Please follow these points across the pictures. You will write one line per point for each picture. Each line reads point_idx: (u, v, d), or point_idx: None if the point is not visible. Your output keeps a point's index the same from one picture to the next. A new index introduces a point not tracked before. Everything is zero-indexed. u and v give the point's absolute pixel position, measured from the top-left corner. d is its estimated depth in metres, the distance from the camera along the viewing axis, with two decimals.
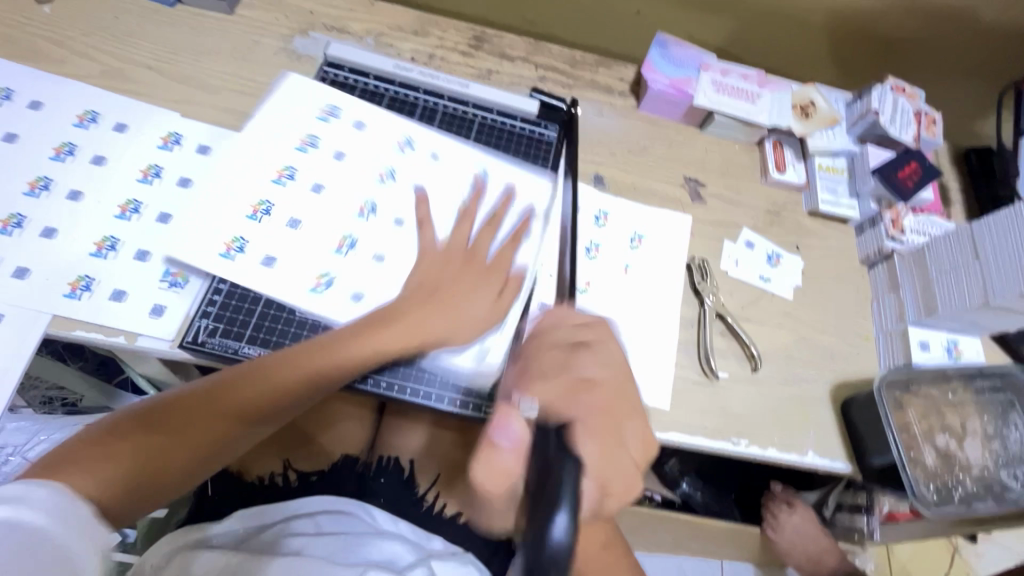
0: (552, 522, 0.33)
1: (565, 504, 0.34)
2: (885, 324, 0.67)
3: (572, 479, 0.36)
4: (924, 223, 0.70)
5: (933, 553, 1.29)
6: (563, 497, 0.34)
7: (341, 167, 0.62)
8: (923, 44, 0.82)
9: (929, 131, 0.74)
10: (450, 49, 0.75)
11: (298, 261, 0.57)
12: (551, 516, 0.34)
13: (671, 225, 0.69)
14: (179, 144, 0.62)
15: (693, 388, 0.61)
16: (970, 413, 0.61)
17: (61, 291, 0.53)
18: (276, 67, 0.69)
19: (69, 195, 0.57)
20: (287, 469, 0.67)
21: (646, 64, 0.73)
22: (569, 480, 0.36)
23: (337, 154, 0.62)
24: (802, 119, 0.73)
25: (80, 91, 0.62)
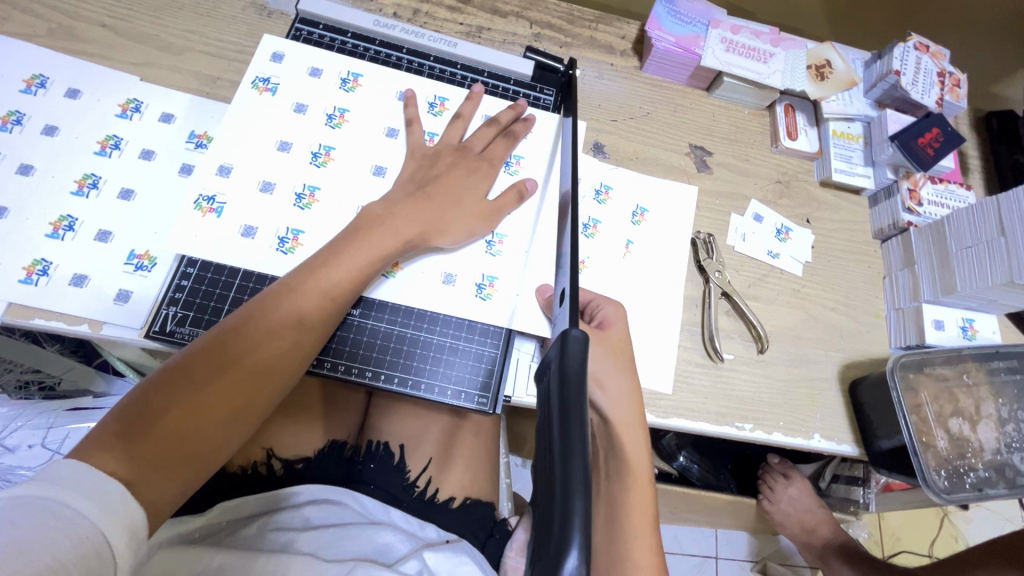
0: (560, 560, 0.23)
1: (576, 542, 0.24)
2: (897, 302, 0.64)
3: (585, 500, 0.25)
4: (942, 193, 0.66)
5: (924, 520, 1.31)
6: (574, 529, 0.24)
7: (310, 120, 0.58)
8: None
9: (952, 94, 0.69)
10: (437, 4, 0.68)
11: (256, 224, 0.53)
12: (560, 554, 0.24)
13: (677, 198, 0.65)
14: (140, 112, 0.56)
15: (697, 372, 0.58)
16: (984, 395, 0.58)
17: (16, 276, 0.48)
18: (245, 25, 0.62)
19: (18, 170, 0.52)
20: (271, 458, 0.63)
21: (651, 20, 0.67)
22: (584, 507, 0.25)
23: (299, 107, 0.58)
24: (816, 81, 0.68)
25: (26, 53, 0.56)
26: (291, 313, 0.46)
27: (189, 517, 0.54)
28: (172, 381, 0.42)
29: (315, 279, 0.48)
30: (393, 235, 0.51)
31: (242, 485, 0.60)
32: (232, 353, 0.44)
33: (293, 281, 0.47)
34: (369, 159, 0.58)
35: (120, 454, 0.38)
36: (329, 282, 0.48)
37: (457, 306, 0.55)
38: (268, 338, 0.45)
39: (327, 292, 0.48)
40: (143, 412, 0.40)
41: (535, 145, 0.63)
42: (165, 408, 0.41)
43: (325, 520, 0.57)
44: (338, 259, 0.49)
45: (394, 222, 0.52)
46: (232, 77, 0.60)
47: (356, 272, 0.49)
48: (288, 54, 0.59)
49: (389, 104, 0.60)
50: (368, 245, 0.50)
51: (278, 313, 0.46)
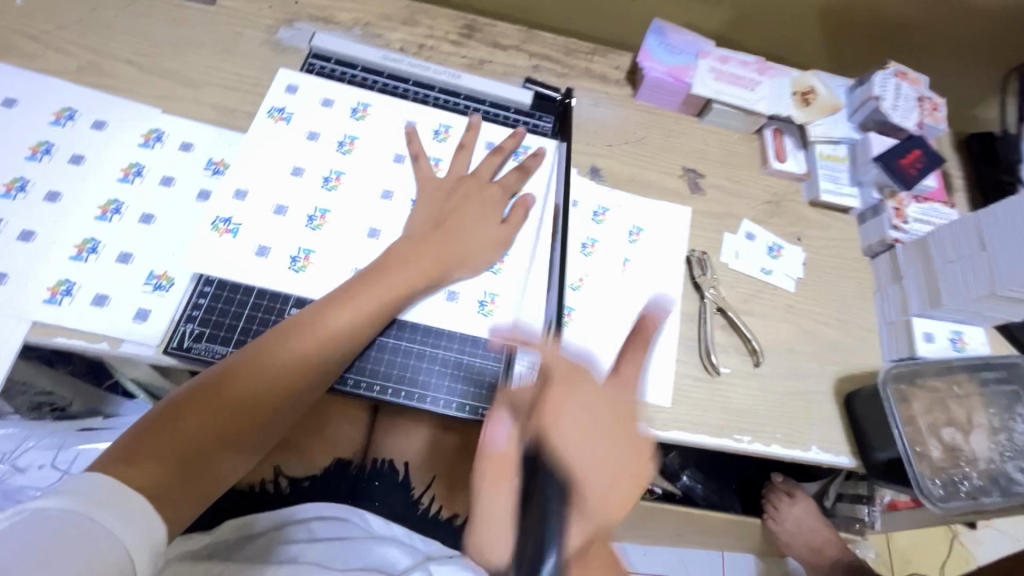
0: None
1: None
2: (888, 316, 0.66)
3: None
4: (928, 211, 0.69)
5: (933, 540, 1.29)
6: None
7: (324, 147, 0.61)
8: (928, 30, 0.80)
9: (932, 117, 0.73)
10: (441, 39, 0.73)
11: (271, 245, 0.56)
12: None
13: (671, 218, 0.67)
14: (161, 141, 0.60)
15: (694, 385, 0.60)
16: (976, 405, 0.59)
17: (40, 296, 0.51)
18: (261, 59, 0.66)
19: (46, 197, 0.55)
20: (279, 476, 0.65)
21: (643, 51, 0.71)
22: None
23: (312, 134, 0.61)
24: (802, 106, 0.72)
25: (55, 88, 0.60)
26: (312, 345, 0.49)
27: (196, 535, 0.55)
28: (190, 405, 0.44)
29: (337, 314, 0.50)
30: (414, 274, 0.54)
31: (251, 502, 0.63)
32: (247, 379, 0.47)
33: (316, 313, 0.50)
34: (376, 182, 0.61)
35: (143, 471, 0.40)
36: (349, 315, 0.50)
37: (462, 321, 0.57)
38: (287, 368, 0.48)
39: (348, 325, 0.50)
40: (166, 433, 0.43)
41: (537, 171, 0.66)
42: (180, 429, 0.43)
43: (330, 533, 0.58)
44: (359, 293, 0.51)
45: (414, 258, 0.55)
46: (248, 108, 0.63)
47: (377, 306, 0.52)
48: (300, 85, 0.63)
49: (396, 131, 0.64)
50: (387, 280, 0.53)
51: (299, 344, 0.48)
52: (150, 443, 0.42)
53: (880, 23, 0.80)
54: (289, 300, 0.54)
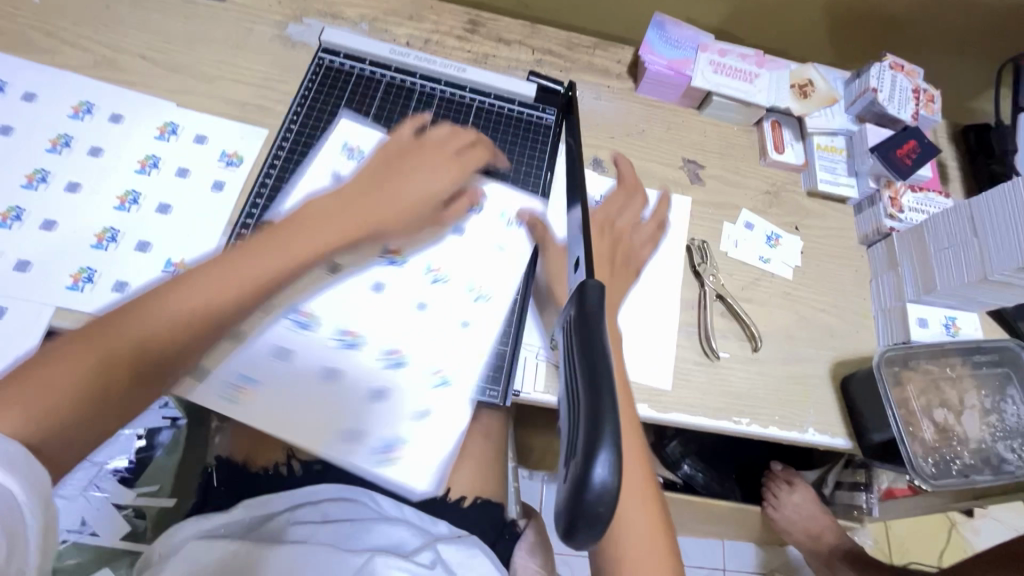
0: (591, 463, 0.25)
1: (605, 442, 0.26)
2: (884, 302, 0.67)
3: (612, 402, 0.27)
4: (923, 200, 0.70)
5: (931, 528, 1.31)
6: (602, 431, 0.26)
7: (333, 139, 0.63)
8: (924, 24, 0.82)
9: (927, 108, 0.74)
10: (446, 34, 0.74)
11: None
12: (587, 460, 0.26)
13: (672, 208, 0.69)
14: (176, 134, 0.61)
15: (695, 369, 0.62)
16: (968, 387, 0.61)
17: (63, 283, 0.53)
18: (271, 54, 0.68)
19: (67, 188, 0.56)
20: (291, 459, 0.66)
21: (644, 45, 0.73)
22: (612, 406, 0.27)
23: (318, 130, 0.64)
24: (800, 98, 0.73)
25: (73, 83, 0.61)
26: (225, 290, 0.45)
27: (212, 516, 0.58)
28: (88, 339, 0.41)
29: (249, 261, 0.46)
30: (336, 227, 0.49)
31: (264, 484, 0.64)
32: (148, 317, 0.43)
33: (235, 256, 0.46)
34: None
35: (24, 410, 0.37)
36: (263, 263, 0.46)
37: (431, 337, 0.58)
38: (194, 310, 0.44)
39: (264, 276, 0.46)
40: (56, 369, 0.40)
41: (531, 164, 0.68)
42: (77, 364, 0.40)
43: (341, 514, 0.60)
44: (273, 241, 0.47)
45: (337, 212, 0.50)
46: (259, 102, 0.65)
47: (297, 257, 0.47)
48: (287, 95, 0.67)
49: (403, 125, 0.66)
50: (307, 230, 0.48)
51: (211, 287, 0.45)
52: (44, 374, 0.39)
53: (877, 17, 0.81)
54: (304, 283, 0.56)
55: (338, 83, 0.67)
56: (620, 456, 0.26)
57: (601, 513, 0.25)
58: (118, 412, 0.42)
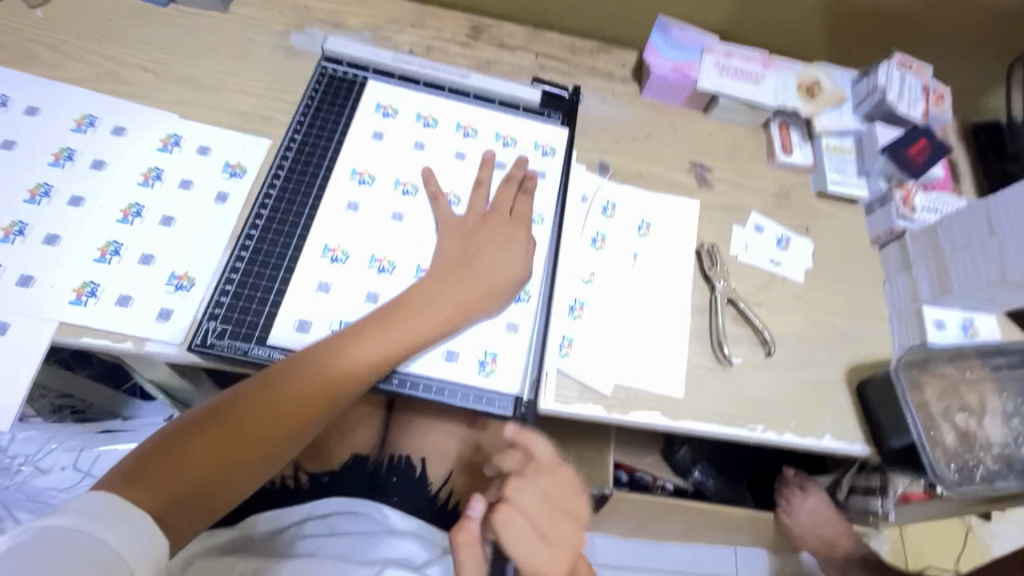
0: None
1: None
2: (899, 304, 0.66)
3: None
4: (936, 200, 0.69)
5: (948, 533, 1.29)
6: None
7: (348, 141, 0.64)
8: (935, 27, 0.80)
9: (937, 106, 0.73)
10: (448, 41, 0.74)
11: (297, 242, 0.58)
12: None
13: (679, 212, 0.68)
14: (179, 146, 0.61)
15: (707, 375, 0.60)
16: (989, 390, 0.60)
17: (66, 298, 0.52)
18: (274, 64, 0.68)
19: (69, 202, 0.56)
20: (299, 473, 0.66)
21: (648, 48, 0.72)
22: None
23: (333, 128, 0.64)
24: (808, 98, 0.72)
25: (75, 96, 0.61)
26: (327, 379, 0.50)
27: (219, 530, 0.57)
28: (202, 424, 0.46)
29: (357, 345, 0.51)
30: (437, 315, 0.54)
31: (270, 497, 0.63)
32: (265, 403, 0.48)
33: (337, 345, 0.51)
34: (393, 174, 0.63)
35: (154, 491, 0.41)
36: (364, 350, 0.51)
37: (475, 344, 0.57)
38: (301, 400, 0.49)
39: (368, 362, 0.51)
40: (184, 453, 0.44)
41: (548, 155, 0.68)
42: (192, 447, 0.44)
43: (353, 527, 0.59)
44: (379, 331, 0.52)
45: (437, 300, 0.55)
46: (262, 112, 0.65)
47: (393, 346, 0.52)
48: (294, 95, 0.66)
49: (409, 126, 0.66)
50: (409, 321, 0.53)
51: (316, 370, 0.50)
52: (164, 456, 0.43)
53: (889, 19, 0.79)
54: (313, 289, 0.56)
55: (341, 90, 0.67)
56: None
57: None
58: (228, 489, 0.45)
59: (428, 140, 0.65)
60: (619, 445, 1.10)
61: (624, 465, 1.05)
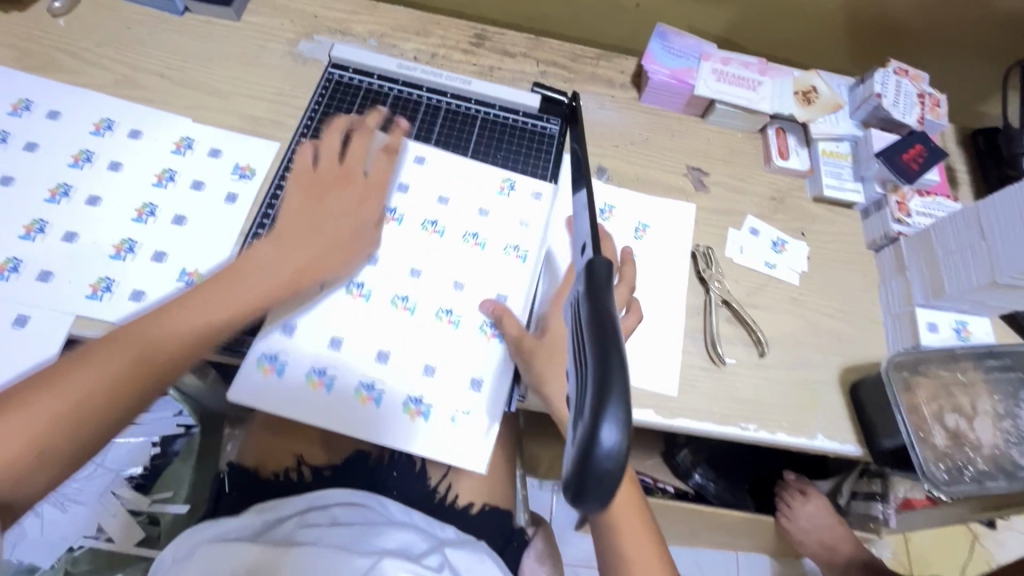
0: (600, 427, 0.27)
1: (611, 403, 0.28)
2: (893, 307, 0.67)
3: (622, 373, 0.29)
4: (931, 205, 0.70)
5: (952, 541, 1.28)
6: (610, 397, 0.28)
7: None
8: (933, 34, 0.81)
9: (933, 113, 0.74)
10: (452, 48, 0.76)
11: None
12: (596, 422, 0.28)
13: (676, 215, 0.70)
14: (191, 148, 0.63)
15: (701, 374, 0.62)
16: (981, 392, 0.60)
17: (83, 292, 0.55)
18: (283, 71, 0.70)
19: (87, 201, 0.59)
20: (301, 465, 0.68)
21: (647, 55, 0.74)
22: (623, 371, 0.29)
23: None
24: (804, 105, 0.74)
25: (95, 101, 0.64)
26: (211, 321, 0.51)
27: (225, 520, 0.60)
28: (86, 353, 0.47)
29: (256, 293, 0.53)
30: (332, 271, 0.57)
31: (274, 490, 0.66)
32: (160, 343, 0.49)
33: (191, 296, 0.51)
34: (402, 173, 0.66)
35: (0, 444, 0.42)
36: (259, 300, 0.53)
37: (441, 394, 0.57)
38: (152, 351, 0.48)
39: (212, 318, 0.51)
40: (26, 399, 0.44)
41: (547, 162, 0.71)
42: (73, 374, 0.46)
43: (349, 518, 0.60)
44: (279, 276, 0.54)
45: (331, 256, 0.57)
46: (272, 116, 0.67)
47: (277, 293, 0.54)
48: (302, 100, 0.69)
49: (419, 135, 0.69)
50: (311, 279, 0.56)
51: (214, 312, 0.51)
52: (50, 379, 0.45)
53: (889, 25, 0.80)
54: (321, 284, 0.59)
55: (347, 95, 0.69)
56: (630, 414, 0.28)
57: (610, 472, 0.28)
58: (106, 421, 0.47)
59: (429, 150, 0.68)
60: None
61: None
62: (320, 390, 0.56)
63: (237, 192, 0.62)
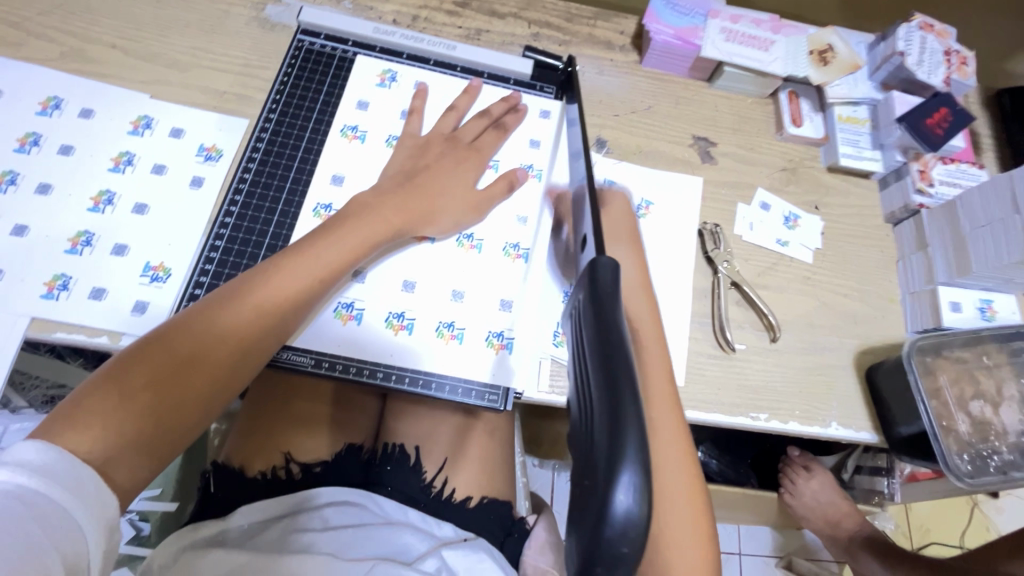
0: (613, 488, 0.25)
1: (627, 462, 0.26)
2: (912, 286, 0.63)
3: (635, 423, 0.27)
4: (954, 172, 0.65)
5: (954, 510, 1.28)
6: (624, 454, 0.26)
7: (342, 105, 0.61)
8: None
9: (960, 72, 0.68)
10: (435, 9, 0.69)
11: (274, 227, 0.55)
12: (611, 483, 0.25)
13: (681, 190, 0.65)
14: (150, 128, 0.58)
15: (709, 363, 0.58)
16: (1007, 376, 0.57)
17: (38, 291, 0.50)
18: (249, 39, 0.64)
19: (37, 190, 0.53)
20: (290, 463, 0.64)
21: (649, 13, 0.67)
22: (636, 423, 0.27)
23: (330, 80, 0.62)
24: (819, 65, 0.67)
25: (40, 77, 0.58)
26: (277, 292, 0.46)
27: (209, 522, 0.57)
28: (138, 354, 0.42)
29: (309, 256, 0.48)
30: (381, 222, 0.52)
31: (261, 488, 0.61)
32: (233, 326, 0.44)
33: (285, 257, 0.48)
34: (386, 134, 0.60)
35: (94, 431, 0.38)
36: (318, 264, 0.48)
37: (471, 320, 0.54)
38: (253, 312, 0.45)
39: (303, 278, 0.48)
40: (86, 406, 0.39)
41: (547, 125, 0.64)
42: (134, 377, 0.40)
43: (343, 521, 0.58)
44: (327, 241, 0.49)
45: (382, 209, 0.53)
46: (238, 90, 0.61)
47: (338, 259, 0.49)
48: (270, 71, 0.63)
49: (405, 94, 0.63)
50: (362, 227, 0.51)
51: (281, 286, 0.47)
52: (107, 390, 0.39)
53: None
54: None
55: (319, 65, 0.63)
56: (647, 479, 0.26)
57: (629, 543, 0.25)
58: (185, 419, 0.42)
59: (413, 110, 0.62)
60: None
61: None
62: (349, 323, 0.53)
63: (203, 176, 0.57)
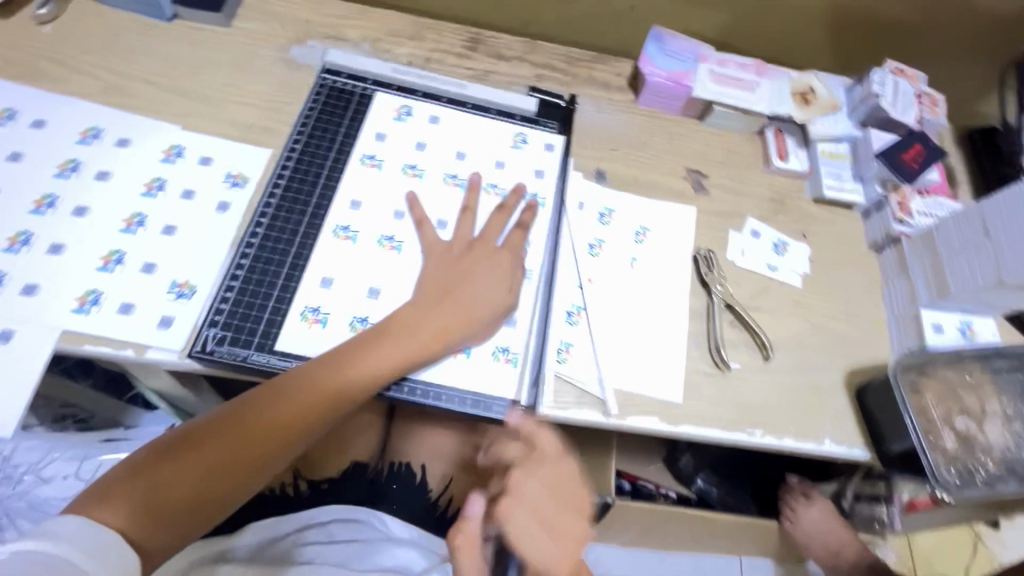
0: None
1: None
2: (897, 309, 0.66)
3: None
4: (931, 205, 0.69)
5: (957, 542, 1.27)
6: None
7: (364, 138, 0.66)
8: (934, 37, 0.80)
9: (931, 112, 0.74)
10: (446, 52, 0.75)
11: (296, 247, 0.59)
12: None
13: (676, 218, 0.69)
14: (181, 156, 0.62)
15: (705, 380, 0.60)
16: (989, 393, 0.60)
17: (69, 306, 0.53)
18: (274, 76, 0.69)
19: (74, 212, 0.57)
20: (297, 480, 0.67)
21: (643, 57, 0.73)
22: None
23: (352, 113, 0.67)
24: (801, 106, 0.73)
25: (81, 109, 0.62)
26: (330, 386, 0.51)
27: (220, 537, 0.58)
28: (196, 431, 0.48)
29: (368, 354, 0.52)
30: (446, 316, 0.55)
31: (269, 504, 0.64)
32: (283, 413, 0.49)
33: (343, 352, 0.52)
34: (401, 163, 0.65)
35: (137, 500, 0.43)
36: (374, 363, 0.52)
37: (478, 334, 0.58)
38: (307, 402, 0.50)
39: (359, 374, 0.51)
40: (143, 474, 0.45)
41: (551, 157, 0.69)
42: (186, 455, 0.46)
43: (348, 535, 0.59)
44: (389, 339, 0.53)
45: (446, 300, 0.56)
46: (263, 123, 0.66)
47: (395, 358, 0.53)
48: (294, 106, 0.67)
49: (419, 127, 0.68)
50: (427, 322, 0.55)
51: (333, 379, 0.51)
52: (162, 464, 0.46)
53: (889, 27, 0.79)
54: (316, 271, 0.58)
55: (341, 101, 0.68)
56: None
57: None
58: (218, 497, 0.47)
59: (431, 140, 0.67)
60: (622, 452, 1.09)
61: (626, 474, 1.04)
62: None
63: (229, 200, 0.61)
